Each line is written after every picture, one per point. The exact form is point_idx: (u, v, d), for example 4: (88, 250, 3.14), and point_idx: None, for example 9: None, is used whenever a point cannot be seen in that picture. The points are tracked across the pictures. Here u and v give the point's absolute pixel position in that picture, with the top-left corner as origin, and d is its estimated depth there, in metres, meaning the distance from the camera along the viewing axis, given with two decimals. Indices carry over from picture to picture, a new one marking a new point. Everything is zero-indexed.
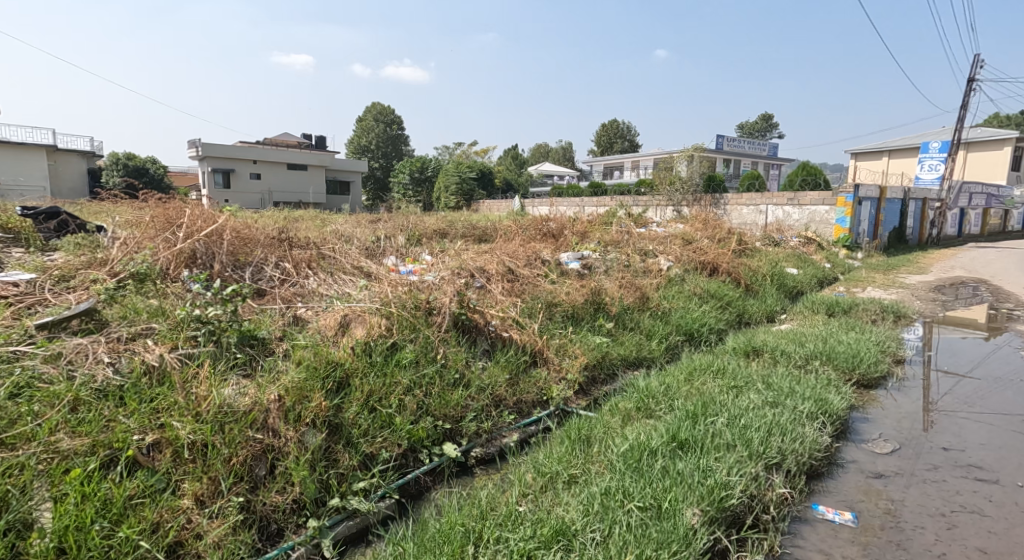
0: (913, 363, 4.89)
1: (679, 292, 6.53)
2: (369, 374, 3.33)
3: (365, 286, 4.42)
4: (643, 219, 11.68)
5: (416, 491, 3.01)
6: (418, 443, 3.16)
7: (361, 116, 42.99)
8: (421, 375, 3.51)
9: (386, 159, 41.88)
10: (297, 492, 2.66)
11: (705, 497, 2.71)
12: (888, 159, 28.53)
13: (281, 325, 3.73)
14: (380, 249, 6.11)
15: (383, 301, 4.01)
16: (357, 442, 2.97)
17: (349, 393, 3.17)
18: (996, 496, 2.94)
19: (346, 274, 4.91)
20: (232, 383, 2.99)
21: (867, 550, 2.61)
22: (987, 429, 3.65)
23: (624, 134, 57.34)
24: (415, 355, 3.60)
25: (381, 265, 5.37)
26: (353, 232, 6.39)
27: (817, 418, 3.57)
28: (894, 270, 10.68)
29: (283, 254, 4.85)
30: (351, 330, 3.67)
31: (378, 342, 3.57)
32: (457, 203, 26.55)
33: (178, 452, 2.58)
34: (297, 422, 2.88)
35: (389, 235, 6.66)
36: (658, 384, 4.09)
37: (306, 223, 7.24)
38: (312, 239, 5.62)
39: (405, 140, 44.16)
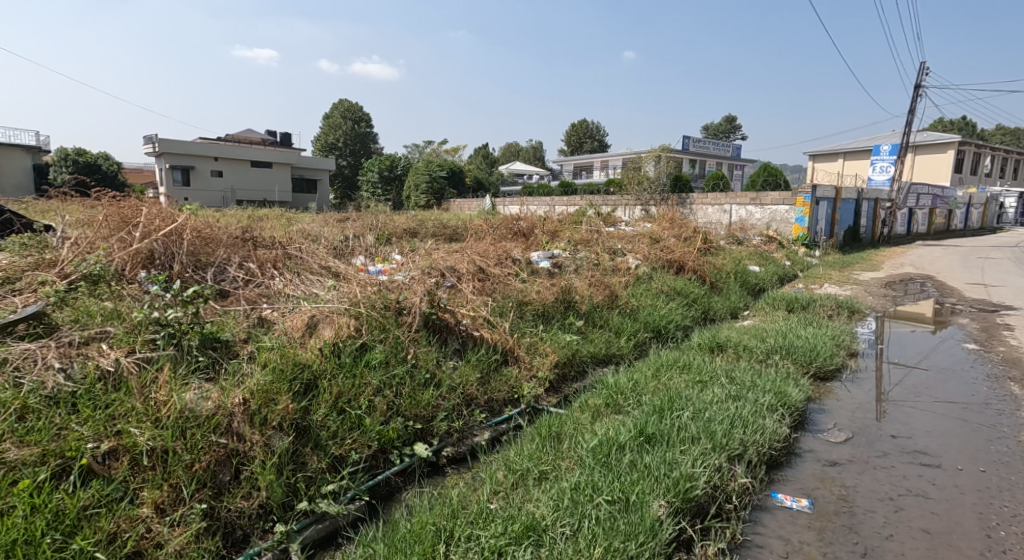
0: (866, 356, 5.11)
1: (647, 290, 6.67)
2: (338, 375, 3.35)
3: (333, 286, 4.41)
4: (612, 218, 11.83)
5: (386, 492, 3.03)
6: (389, 444, 3.20)
7: (327, 113, 42.39)
8: (391, 375, 3.54)
9: (355, 158, 41.49)
10: (263, 497, 2.67)
11: (671, 489, 2.81)
12: (843, 160, 29.52)
13: (246, 327, 3.71)
14: (349, 249, 6.08)
15: (352, 301, 4.01)
16: (326, 444, 2.99)
17: (318, 395, 3.18)
18: (939, 479, 3.11)
19: (313, 274, 4.90)
20: (194, 387, 2.96)
21: (823, 536, 2.73)
22: (933, 417, 3.85)
23: (593, 134, 58.13)
24: (385, 355, 3.62)
25: (350, 265, 5.35)
26: (321, 231, 6.33)
27: (776, 410, 3.71)
28: (849, 267, 11.09)
29: (247, 254, 4.81)
30: (319, 331, 3.67)
31: (347, 343, 3.58)
32: (427, 202, 26.54)
33: (136, 459, 2.57)
34: (264, 426, 2.87)
35: (358, 235, 6.63)
36: (626, 380, 4.20)
37: (271, 222, 7.14)
38: (279, 239, 5.57)
39: (373, 138, 43.73)
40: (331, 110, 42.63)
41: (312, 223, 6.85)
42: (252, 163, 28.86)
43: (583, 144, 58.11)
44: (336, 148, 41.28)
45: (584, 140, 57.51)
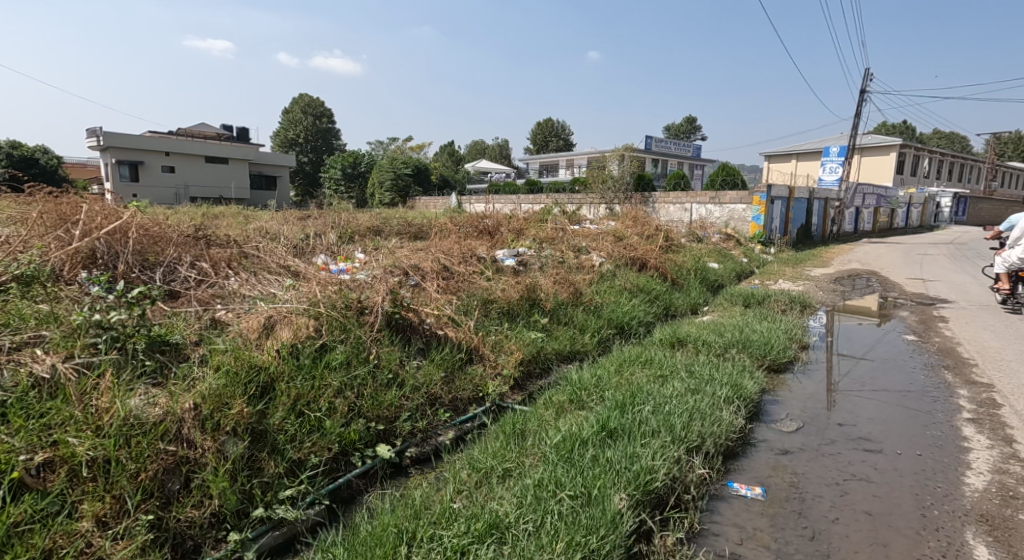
0: (817, 348, 5.31)
1: (611, 287, 6.78)
2: (296, 377, 3.32)
3: (291, 286, 4.36)
4: (577, 216, 11.96)
5: (348, 495, 3.02)
6: (349, 447, 3.19)
7: (287, 108, 41.54)
8: (353, 376, 3.53)
9: (316, 155, 40.85)
10: (215, 506, 2.63)
11: (632, 482, 2.88)
12: (796, 160, 30.52)
13: (198, 328, 3.63)
14: (310, 247, 6.01)
15: (311, 300, 3.98)
16: (284, 448, 2.97)
17: (274, 399, 3.15)
18: (881, 464, 3.27)
19: (271, 274, 4.83)
20: (139, 393, 2.88)
21: (774, 522, 2.85)
22: (879, 406, 4.04)
23: (558, 133, 58.72)
24: (346, 356, 3.61)
25: (310, 264, 5.29)
26: (280, 229, 6.24)
27: (732, 402, 3.84)
28: (802, 263, 11.49)
29: (199, 253, 4.71)
30: (277, 332, 3.63)
31: (306, 344, 3.55)
32: (392, 200, 26.26)
33: (75, 470, 2.50)
34: (216, 431, 2.83)
35: (319, 234, 6.54)
36: (590, 376, 4.28)
37: (227, 220, 7.00)
38: (235, 237, 5.46)
39: (335, 134, 43.09)
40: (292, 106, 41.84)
41: (270, 221, 6.73)
42: (207, 158, 28.11)
43: (549, 143, 58.52)
44: (297, 144, 40.54)
45: (550, 138, 57.86)
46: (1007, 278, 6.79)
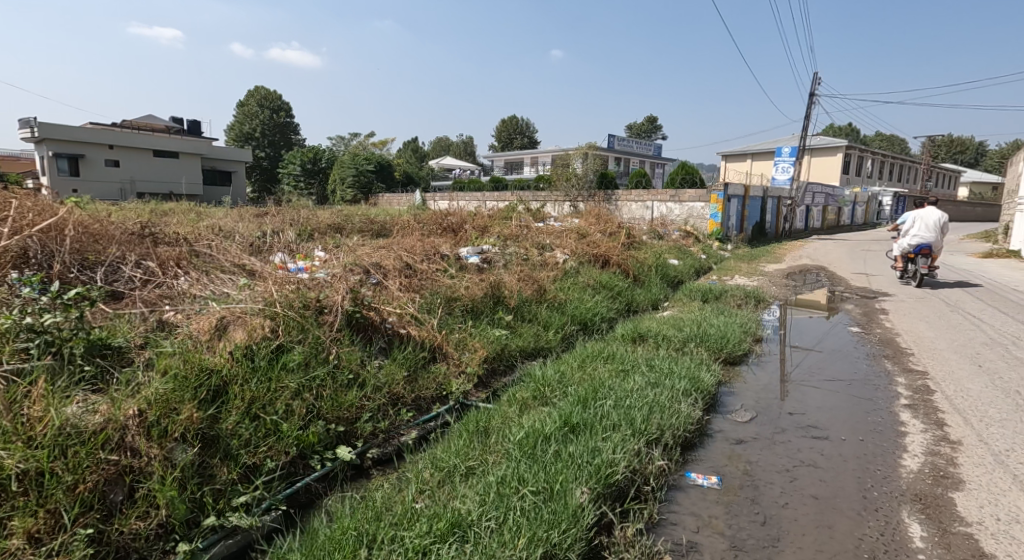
0: (771, 341, 5.50)
1: (574, 284, 6.86)
2: (251, 380, 3.27)
3: (245, 285, 4.29)
4: (541, 213, 12.03)
5: (306, 499, 3.01)
6: (308, 450, 3.17)
7: (242, 101, 40.52)
8: (311, 378, 3.49)
9: (273, 151, 40.03)
10: (162, 516, 2.56)
11: (593, 476, 2.94)
12: (751, 160, 31.37)
13: (143, 331, 3.55)
14: (266, 245, 5.92)
15: (266, 300, 3.92)
16: (237, 454, 2.92)
17: (227, 402, 3.09)
18: (828, 450, 3.42)
19: (224, 273, 4.73)
20: (77, 401, 2.80)
21: (729, 509, 2.95)
22: (829, 395, 4.20)
23: (523, 130, 59.00)
24: (304, 357, 3.57)
25: (266, 262, 5.21)
26: (235, 227, 6.10)
27: (691, 395, 3.95)
28: (757, 259, 11.83)
29: (145, 252, 4.59)
30: (230, 333, 3.57)
31: (261, 346, 3.50)
32: (354, 196, 25.92)
33: (4, 485, 2.39)
34: (163, 438, 2.76)
35: (276, 231, 6.44)
36: (553, 373, 4.34)
37: (179, 217, 6.82)
38: (184, 235, 5.32)
39: (294, 129, 42.23)
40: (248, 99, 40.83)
41: (225, 219, 6.59)
42: (155, 152, 27.28)
43: (513, 140, 58.65)
44: (253, 138, 39.60)
45: (515, 135, 57.94)
46: (899, 258, 8.61)
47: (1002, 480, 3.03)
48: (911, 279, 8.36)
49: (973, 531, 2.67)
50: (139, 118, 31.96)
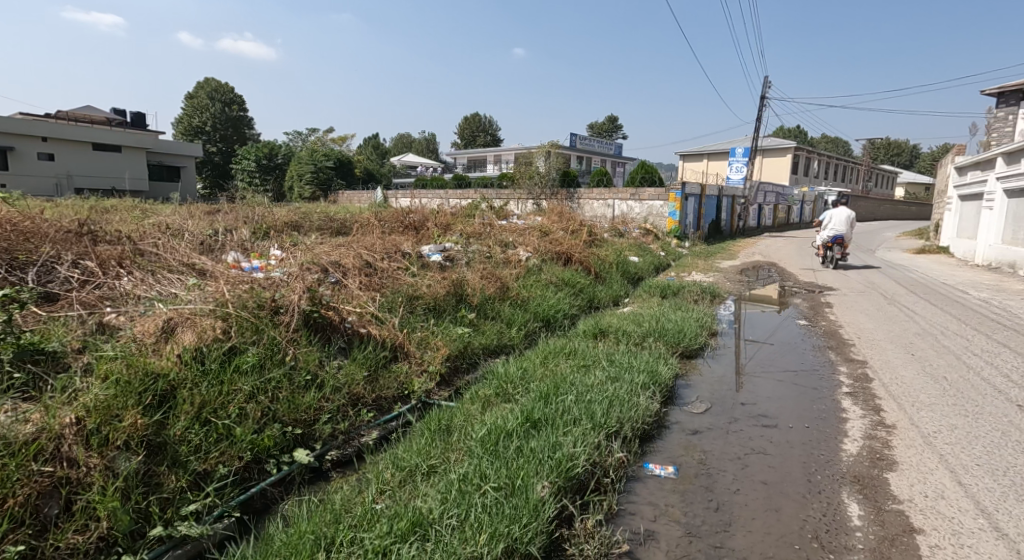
0: (726, 335, 5.69)
1: (537, 281, 6.93)
2: (201, 384, 3.21)
3: (195, 286, 4.18)
4: (504, 211, 12.07)
5: (261, 505, 2.97)
6: (264, 454, 3.14)
7: (191, 93, 39.27)
8: (266, 380, 3.45)
9: (226, 146, 38.98)
10: (103, 528, 2.50)
11: (554, 470, 3.01)
12: (708, 160, 32.14)
13: (81, 333, 3.43)
14: (219, 244, 5.78)
15: (218, 300, 3.85)
16: (186, 460, 2.87)
17: (175, 407, 3.03)
18: (776, 438, 3.57)
19: (172, 272, 4.56)
20: (6, 410, 2.71)
21: (684, 497, 3.06)
22: (780, 385, 4.38)
23: (485, 128, 59.00)
24: (259, 358, 3.52)
25: (219, 261, 5.09)
26: (184, 225, 5.91)
27: (649, 388, 4.07)
28: (713, 256, 12.16)
29: (84, 251, 4.37)
30: (178, 335, 3.48)
31: (212, 347, 3.43)
32: (312, 193, 25.47)
33: None
34: (104, 447, 2.70)
35: (230, 229, 6.29)
36: (516, 370, 4.39)
37: (123, 215, 6.59)
38: (128, 232, 5.10)
39: (248, 123, 41.19)
40: (200, 92, 39.60)
41: (174, 216, 6.39)
42: (95, 145, 26.30)
43: (476, 138, 58.63)
44: (204, 133, 38.44)
45: (477, 133, 57.86)
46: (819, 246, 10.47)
47: (930, 459, 3.23)
48: (830, 263, 10.25)
49: (903, 508, 2.85)
50: (80, 110, 30.60)
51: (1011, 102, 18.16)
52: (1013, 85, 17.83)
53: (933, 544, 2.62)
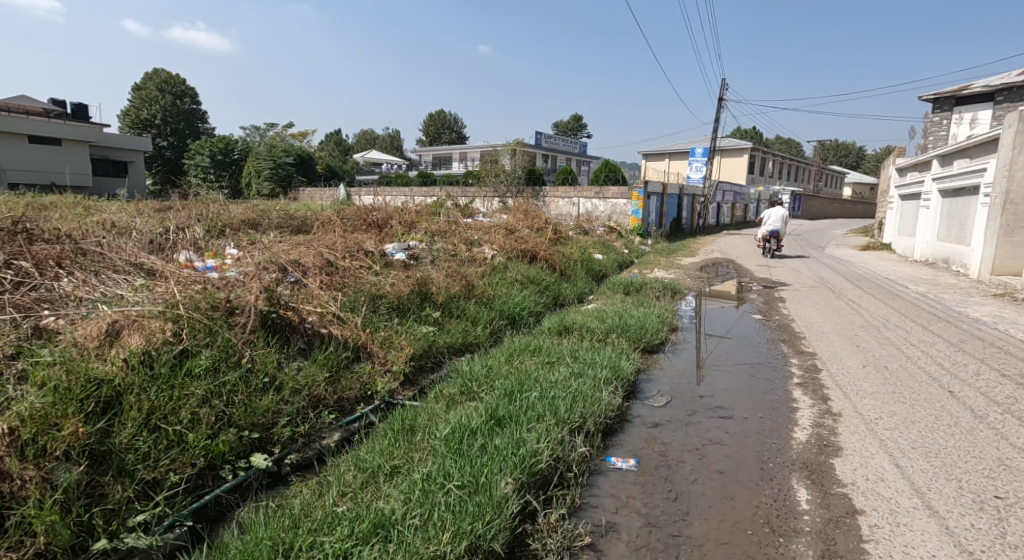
0: (686, 330, 5.80)
1: (503, 279, 6.94)
2: (150, 388, 3.11)
3: (142, 287, 4.04)
4: (470, 209, 12.05)
5: (215, 513, 2.91)
6: (218, 460, 3.07)
7: (140, 85, 37.91)
8: (221, 383, 3.36)
9: (179, 140, 37.82)
10: (41, 544, 2.40)
11: (518, 466, 3.02)
12: (670, 159, 32.72)
13: (16, 339, 3.27)
14: (170, 243, 5.59)
15: (167, 302, 3.72)
16: (133, 469, 2.78)
17: (121, 414, 2.93)
18: (734, 429, 3.66)
19: (118, 272, 4.39)
20: None
21: (645, 488, 3.11)
22: (739, 377, 4.49)
23: (451, 125, 58.82)
24: (212, 361, 3.42)
25: (170, 261, 4.92)
26: (132, 222, 5.69)
27: (611, 383, 4.13)
28: (675, 253, 12.37)
29: (20, 250, 4.15)
30: (123, 339, 3.37)
31: (162, 351, 3.33)
32: (271, 190, 24.95)
33: None
34: (41, 458, 2.59)
35: (182, 227, 6.09)
36: (481, 367, 4.39)
37: (66, 212, 6.30)
38: (68, 231, 4.87)
39: (201, 117, 40.05)
40: (150, 84, 38.22)
41: (121, 213, 6.15)
42: (30, 138, 25.16)
43: (442, 135, 58.38)
44: (153, 126, 37.14)
45: (441, 130, 57.60)
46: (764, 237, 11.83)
47: (872, 444, 3.37)
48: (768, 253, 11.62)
49: (847, 491, 2.96)
50: (14, 98, 29.06)
51: (946, 106, 18.97)
52: (947, 90, 18.65)
53: (872, 524, 2.73)
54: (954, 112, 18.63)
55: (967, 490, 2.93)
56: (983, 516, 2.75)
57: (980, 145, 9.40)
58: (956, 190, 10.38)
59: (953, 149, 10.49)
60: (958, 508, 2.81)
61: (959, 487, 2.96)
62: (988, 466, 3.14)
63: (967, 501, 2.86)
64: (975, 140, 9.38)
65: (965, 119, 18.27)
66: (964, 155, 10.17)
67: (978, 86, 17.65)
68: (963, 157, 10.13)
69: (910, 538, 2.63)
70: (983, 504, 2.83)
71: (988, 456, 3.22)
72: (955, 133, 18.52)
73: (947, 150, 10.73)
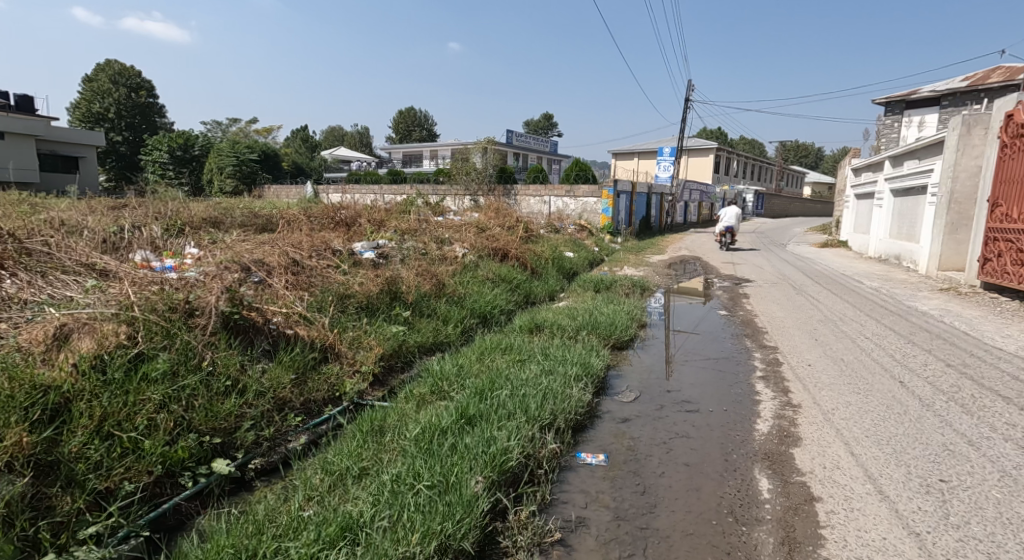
0: (655, 326, 5.85)
1: (474, 278, 6.91)
2: (103, 394, 3.00)
3: (93, 289, 3.89)
4: (440, 207, 11.95)
5: (175, 521, 2.82)
6: (177, 467, 2.97)
7: (93, 77, 36.65)
8: (179, 387, 3.25)
9: (134, 135, 36.71)
10: None
11: (488, 465, 3.00)
12: (639, 159, 33.09)
13: None
14: (125, 243, 5.39)
15: (121, 304, 3.59)
16: (84, 479, 2.68)
17: (70, 422, 2.82)
18: (702, 422, 3.70)
19: (67, 273, 4.21)
20: None
21: (615, 483, 3.12)
22: (707, 372, 4.54)
23: (421, 123, 58.46)
24: (170, 365, 3.31)
25: (125, 261, 4.75)
26: (84, 221, 5.47)
27: (581, 379, 4.14)
28: (644, 251, 12.49)
29: None
30: (73, 343, 3.23)
31: (116, 355, 3.21)
32: (234, 187, 24.40)
33: None
34: None
35: (138, 225, 5.88)
36: (451, 366, 4.36)
37: (13, 210, 6.02)
38: (13, 230, 4.64)
39: (159, 111, 38.95)
40: (101, 75, 36.82)
41: (73, 211, 5.91)
42: None
43: (412, 133, 57.96)
44: (106, 119, 35.90)
45: (411, 127, 57.16)
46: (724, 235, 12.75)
47: (830, 434, 3.45)
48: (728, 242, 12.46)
49: (806, 479, 3.02)
50: None
51: (896, 110, 19.60)
52: (897, 94, 19.27)
53: (829, 509, 2.79)
54: (904, 115, 19.26)
55: (915, 475, 3.02)
56: (930, 499, 2.83)
57: (927, 147, 9.72)
58: (905, 190, 10.72)
59: (902, 150, 10.83)
60: (907, 492, 2.89)
61: (908, 472, 3.05)
62: (935, 451, 3.24)
63: (915, 485, 2.94)
64: (923, 142, 9.69)
65: (913, 123, 18.91)
66: (912, 157, 10.51)
67: (925, 91, 18.29)
68: (911, 158, 10.46)
69: (863, 523, 2.69)
70: (929, 488, 2.91)
71: (934, 442, 3.32)
72: (905, 136, 19.15)
73: (897, 151, 11.08)
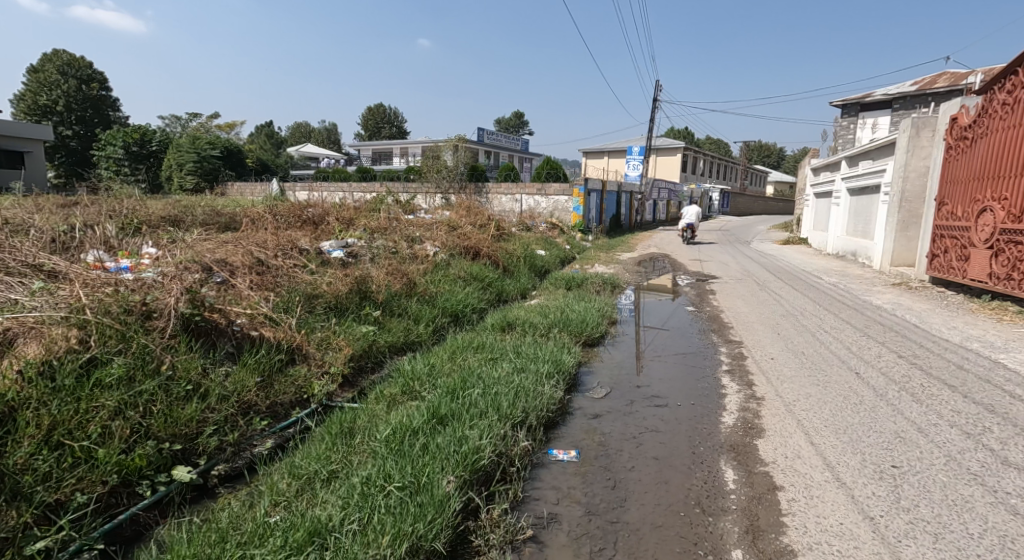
0: (626, 323, 5.87)
1: (445, 276, 6.84)
2: (52, 402, 2.88)
3: (40, 291, 3.71)
4: (411, 205, 11.81)
5: (132, 532, 2.72)
6: (134, 476, 2.86)
7: (41, 68, 35.27)
8: (136, 393, 3.13)
9: (86, 129, 35.46)
10: None
11: (460, 464, 2.96)
12: (608, 158, 33.36)
13: None
14: (76, 243, 5.16)
15: (71, 306, 3.44)
16: (32, 492, 2.56)
17: (15, 432, 2.69)
18: (672, 417, 3.71)
19: (11, 275, 4.01)
20: None
21: (586, 478, 3.11)
22: (678, 367, 4.57)
23: (392, 121, 57.90)
24: (126, 369, 3.18)
25: (76, 262, 4.55)
26: (32, 220, 5.23)
27: (553, 377, 4.12)
28: (614, 249, 12.57)
29: None
30: (19, 349, 3.09)
31: (67, 360, 3.07)
32: (196, 184, 23.77)
33: None
34: None
35: (91, 224, 5.66)
36: (423, 366, 4.30)
37: None
38: None
39: (114, 105, 37.71)
40: (50, 66, 35.35)
41: (20, 210, 5.65)
42: None
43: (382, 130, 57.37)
44: (54, 113, 34.59)
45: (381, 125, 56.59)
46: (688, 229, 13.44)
47: (791, 424, 3.49)
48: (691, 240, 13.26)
49: (768, 469, 3.05)
50: None
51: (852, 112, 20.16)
52: (854, 96, 19.78)
53: (790, 498, 2.82)
54: (860, 117, 19.81)
55: (870, 462, 3.08)
56: (883, 485, 2.89)
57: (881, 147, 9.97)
58: (862, 189, 11.00)
59: (858, 150, 11.10)
60: (862, 478, 2.94)
61: (863, 459, 3.11)
62: (888, 438, 3.31)
63: (869, 471, 3.00)
64: (876, 143, 9.94)
65: (867, 124, 19.46)
66: (867, 157, 10.78)
67: (879, 94, 18.83)
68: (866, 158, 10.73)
69: (822, 509, 2.73)
70: (882, 474, 2.97)
71: (887, 430, 3.40)
72: (860, 136, 19.69)
73: (852, 152, 11.36)
